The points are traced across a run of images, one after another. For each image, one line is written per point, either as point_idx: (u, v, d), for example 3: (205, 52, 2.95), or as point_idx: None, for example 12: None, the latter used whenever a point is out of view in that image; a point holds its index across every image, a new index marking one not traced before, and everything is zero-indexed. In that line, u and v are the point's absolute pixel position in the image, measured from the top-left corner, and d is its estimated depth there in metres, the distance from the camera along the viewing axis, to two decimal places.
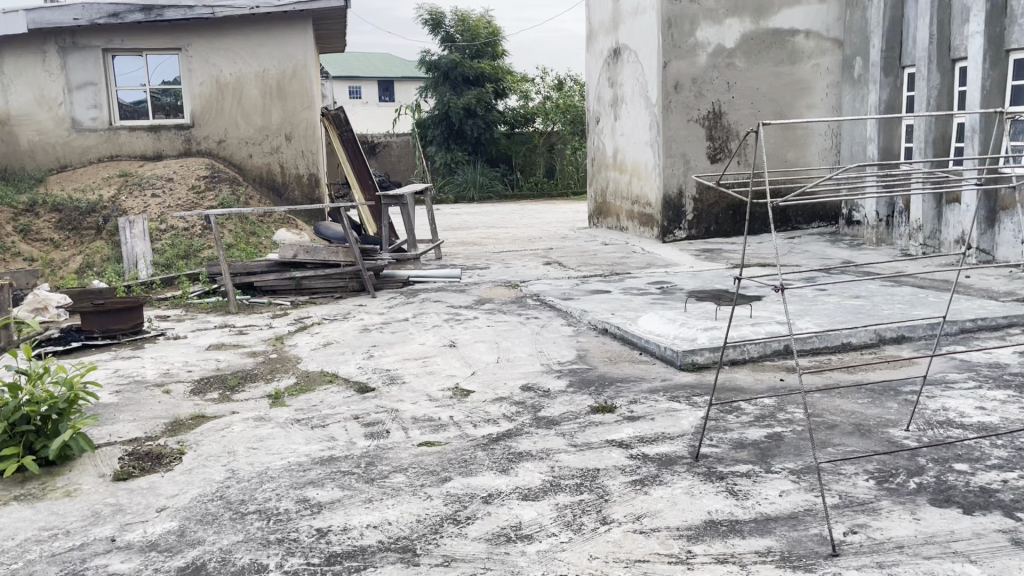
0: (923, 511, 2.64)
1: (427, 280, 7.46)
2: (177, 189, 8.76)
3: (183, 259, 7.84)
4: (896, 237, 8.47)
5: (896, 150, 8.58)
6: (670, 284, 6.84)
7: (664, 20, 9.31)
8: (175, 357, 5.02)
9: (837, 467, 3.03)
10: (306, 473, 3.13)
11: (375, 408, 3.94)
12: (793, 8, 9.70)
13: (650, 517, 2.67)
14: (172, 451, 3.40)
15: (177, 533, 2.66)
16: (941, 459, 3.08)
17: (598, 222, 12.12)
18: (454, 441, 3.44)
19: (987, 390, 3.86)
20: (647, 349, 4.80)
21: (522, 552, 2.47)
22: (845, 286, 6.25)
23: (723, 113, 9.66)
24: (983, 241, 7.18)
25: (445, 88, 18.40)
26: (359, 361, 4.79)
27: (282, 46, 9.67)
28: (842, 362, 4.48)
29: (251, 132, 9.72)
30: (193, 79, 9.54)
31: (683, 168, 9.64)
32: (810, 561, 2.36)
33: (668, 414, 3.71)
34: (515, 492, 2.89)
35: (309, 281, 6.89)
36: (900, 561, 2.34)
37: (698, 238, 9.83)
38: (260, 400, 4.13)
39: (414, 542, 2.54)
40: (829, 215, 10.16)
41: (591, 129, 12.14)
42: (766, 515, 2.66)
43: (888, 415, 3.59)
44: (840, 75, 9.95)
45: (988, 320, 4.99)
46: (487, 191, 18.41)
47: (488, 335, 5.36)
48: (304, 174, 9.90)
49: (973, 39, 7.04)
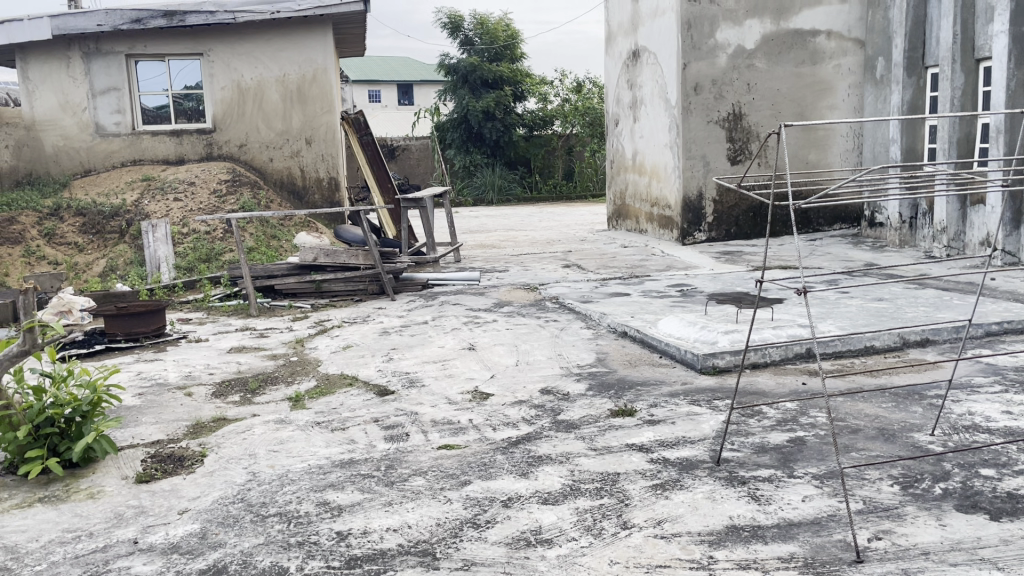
0: (949, 518, 2.60)
1: (446, 283, 7.46)
2: (198, 193, 8.83)
3: (205, 262, 7.90)
4: (919, 239, 8.35)
5: (919, 151, 8.48)
6: (691, 287, 6.78)
7: (684, 21, 9.28)
8: (197, 360, 5.06)
9: (861, 472, 3.00)
10: (326, 476, 3.14)
11: (395, 411, 3.94)
12: (814, 9, 9.62)
13: (672, 521, 2.65)
14: (194, 454, 3.42)
15: (198, 535, 2.67)
16: (968, 464, 3.03)
17: (617, 225, 12.06)
18: (473, 445, 3.44)
19: (1014, 395, 3.80)
20: (668, 353, 4.77)
21: (542, 556, 2.46)
22: (867, 289, 6.18)
23: (743, 114, 9.61)
24: (1009, 242, 7.08)
25: (464, 92, 18.44)
26: (378, 365, 4.79)
27: (302, 51, 9.74)
28: (865, 366, 4.43)
29: (272, 136, 9.78)
30: (214, 84, 9.62)
31: (702, 170, 9.58)
32: (834, 567, 2.33)
33: (689, 418, 3.69)
34: (535, 496, 2.88)
35: (329, 285, 6.92)
36: (926, 568, 2.31)
37: (718, 240, 9.77)
38: (281, 403, 4.15)
39: (434, 545, 2.54)
40: (850, 217, 10.08)
41: (610, 132, 12.11)
42: (788, 520, 2.63)
43: (912, 419, 3.54)
44: (861, 75, 9.86)
45: (1015, 323, 4.92)
46: (505, 195, 18.40)
47: (507, 338, 5.35)
48: (324, 177, 9.95)
49: (998, 38, 6.95)
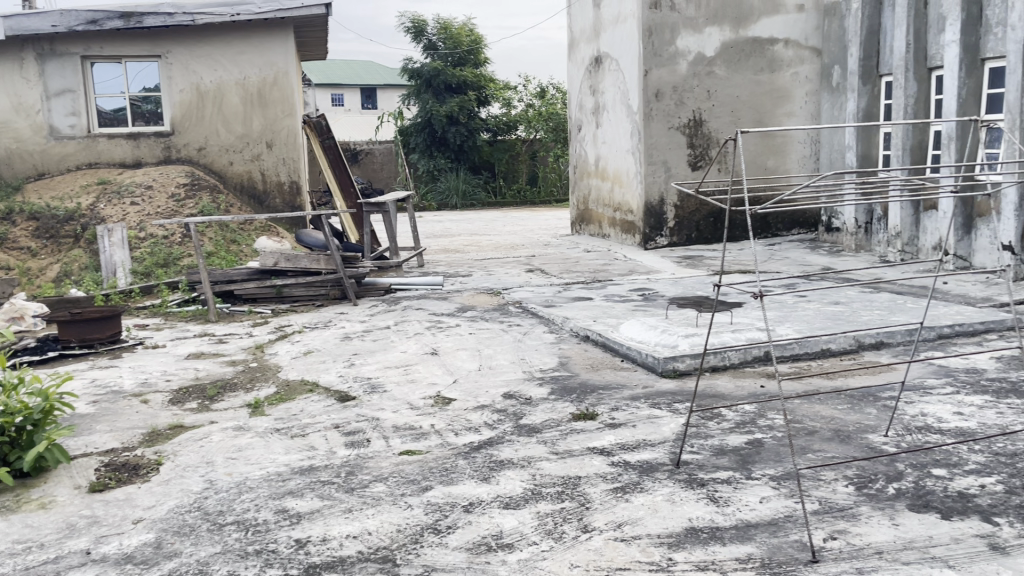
0: (902, 517, 2.66)
1: (409, 287, 7.44)
2: (156, 197, 8.70)
3: (162, 267, 7.76)
4: (874, 244, 8.51)
5: (874, 157, 8.65)
6: (652, 291, 6.84)
7: (645, 28, 9.38)
8: (154, 366, 4.97)
9: (818, 473, 3.05)
10: (285, 483, 3.10)
11: (356, 417, 3.92)
12: (772, 17, 9.77)
13: (631, 524, 2.67)
14: (149, 462, 3.37)
15: (153, 545, 2.62)
16: (920, 464, 3.10)
17: (580, 229, 12.12)
18: (435, 450, 3.43)
19: (965, 395, 3.90)
20: (629, 356, 4.81)
21: (503, 561, 2.46)
22: (825, 293, 6.28)
23: (703, 121, 9.71)
24: (961, 247, 7.25)
25: (427, 96, 18.39)
26: (340, 370, 4.76)
27: (264, 54, 9.64)
28: (821, 368, 4.51)
29: (232, 139, 9.67)
30: (173, 87, 9.50)
31: (664, 176, 9.69)
32: (790, 568, 2.37)
33: (649, 421, 3.72)
34: (496, 501, 2.88)
35: (290, 289, 6.82)
36: (879, 567, 2.35)
37: (679, 245, 9.86)
38: (240, 409, 4.10)
39: (394, 552, 2.52)
40: (808, 222, 10.23)
41: (573, 137, 12.16)
42: (746, 522, 2.67)
43: (867, 421, 3.61)
44: (818, 83, 10.02)
45: (966, 327, 5.03)
46: (469, 199, 18.41)
47: (470, 342, 5.35)
48: (285, 182, 9.84)
49: (949, 47, 7.09)
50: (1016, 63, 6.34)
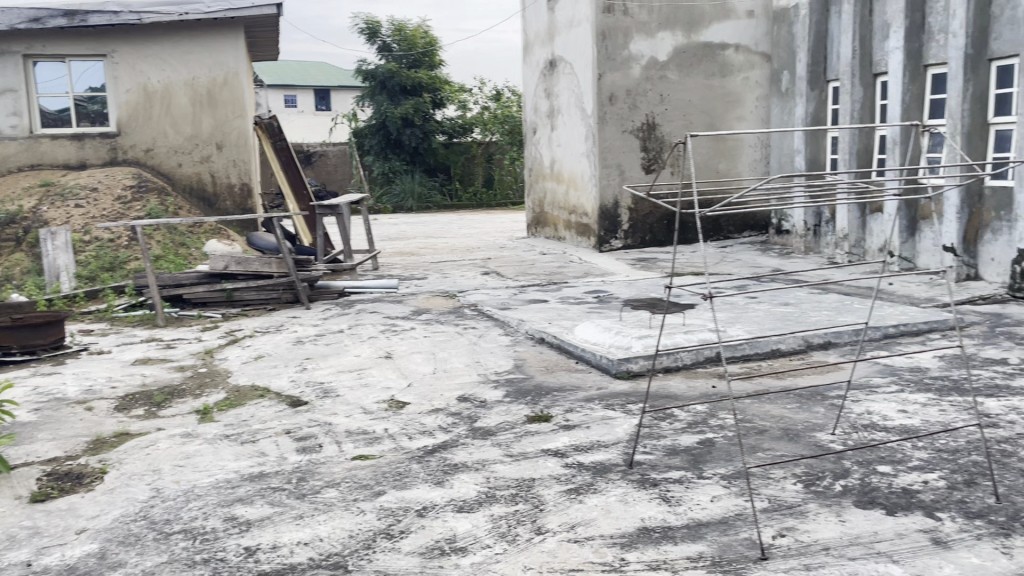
0: (848, 514, 2.71)
1: (362, 291, 7.38)
2: (101, 200, 8.51)
3: (108, 271, 7.59)
4: (823, 246, 8.69)
5: (822, 161, 8.84)
6: (607, 293, 6.89)
7: (599, 32, 9.46)
8: (99, 372, 4.86)
9: (766, 471, 3.10)
10: (234, 490, 3.05)
11: (308, 422, 3.87)
12: (723, 22, 9.91)
13: (585, 525, 2.68)
14: (93, 471, 3.29)
15: (97, 555, 2.56)
16: (866, 462, 3.16)
17: (536, 232, 12.16)
18: (388, 454, 3.40)
19: (909, 394, 3.99)
20: (584, 359, 4.82)
21: (456, 565, 2.45)
22: (775, 295, 6.39)
23: (656, 124, 9.81)
24: (905, 249, 7.43)
25: (382, 98, 18.25)
26: (291, 375, 4.69)
27: (214, 55, 9.49)
28: (771, 368, 4.59)
29: (181, 141, 9.50)
30: (119, 87, 9.29)
31: (618, 179, 9.77)
32: (740, 565, 2.40)
33: (603, 422, 3.74)
34: (450, 504, 2.87)
35: (241, 293, 6.72)
36: (826, 563, 2.40)
37: (633, 248, 9.95)
38: (188, 416, 4.02)
39: (346, 558, 2.50)
40: (759, 224, 10.39)
41: (528, 140, 12.20)
42: (697, 521, 2.70)
43: (815, 419, 3.68)
44: (767, 88, 10.17)
45: (910, 327, 5.15)
46: (425, 202, 18.36)
47: (425, 345, 5.32)
48: (236, 184, 9.69)
49: (894, 54, 7.28)
50: (957, 68, 6.50)
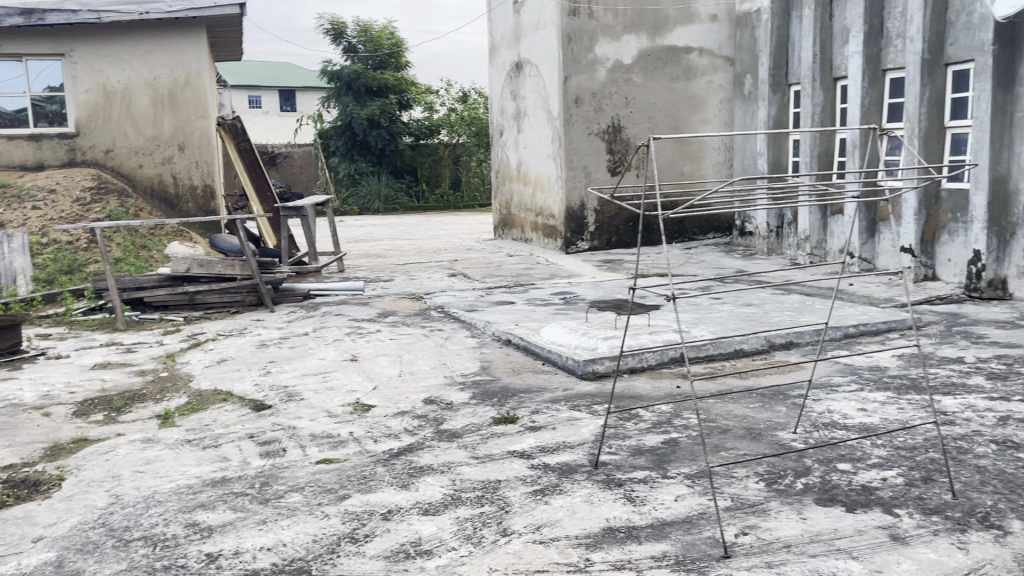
0: (809, 511, 2.75)
1: (328, 293, 7.33)
2: (59, 202, 8.35)
3: (67, 274, 7.44)
4: (786, 247, 8.81)
5: (784, 163, 8.95)
6: (573, 295, 6.91)
7: (564, 35, 9.51)
8: (57, 377, 4.76)
9: (729, 470, 3.14)
10: (196, 496, 3.01)
11: (272, 426, 3.83)
12: (687, 26, 10.01)
13: (550, 526, 2.69)
14: (50, 478, 3.22)
15: (54, 563, 2.51)
16: (826, 460, 3.21)
17: (503, 234, 12.17)
18: (353, 458, 3.38)
19: (869, 392, 4.06)
20: (550, 360, 4.84)
21: (421, 568, 2.44)
22: (738, 295, 6.47)
23: (622, 127, 9.88)
24: (865, 249, 7.55)
25: (348, 99, 18.11)
26: (255, 378, 4.64)
27: (175, 55, 9.37)
28: (734, 368, 4.64)
29: (141, 142, 9.35)
30: (78, 87, 9.13)
31: (584, 181, 9.81)
32: (703, 563, 2.42)
33: (569, 423, 3.76)
34: (415, 507, 2.86)
35: (203, 296, 6.63)
36: (787, 560, 2.43)
37: (599, 249, 10.00)
38: (149, 421, 3.96)
39: (310, 563, 2.48)
40: (723, 226, 10.50)
41: (495, 142, 12.20)
42: (662, 520, 2.72)
43: (777, 418, 3.72)
44: (730, 92, 10.29)
45: (869, 327, 5.24)
46: (391, 204, 18.31)
47: (391, 348, 5.29)
48: (198, 186, 9.56)
49: (853, 58, 7.42)
50: (914, 73, 6.65)
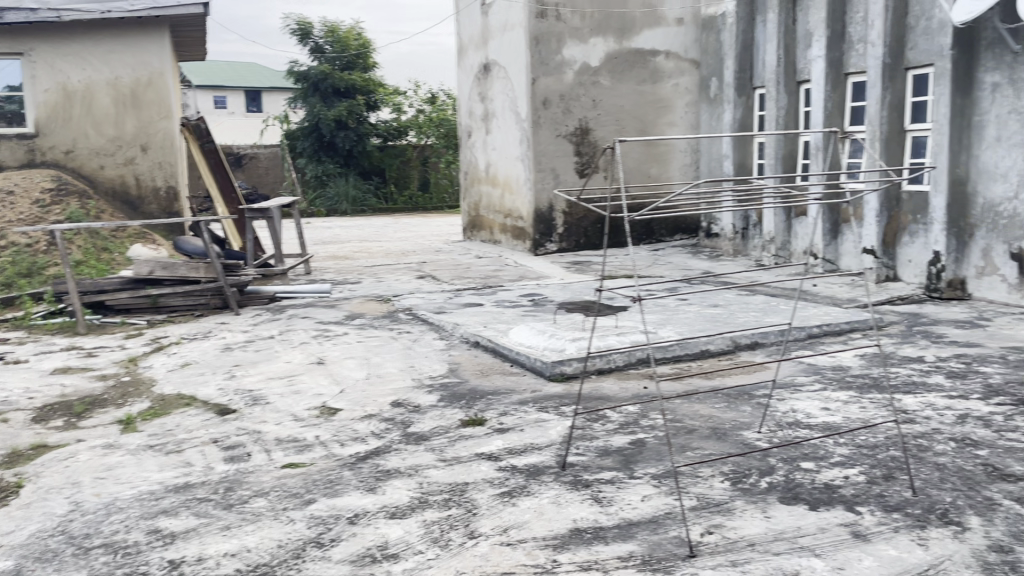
0: (773, 510, 2.78)
1: (294, 295, 7.26)
2: (18, 203, 8.18)
3: (25, 277, 7.28)
4: (751, 249, 8.90)
5: (750, 165, 9.05)
6: (542, 296, 6.93)
7: (532, 37, 9.53)
8: (15, 383, 4.66)
9: (695, 470, 3.16)
10: (158, 502, 2.97)
11: (236, 430, 3.79)
12: (654, 29, 10.07)
13: (517, 528, 2.69)
14: (7, 485, 3.16)
15: (11, 573, 2.46)
16: (790, 458, 3.25)
17: (472, 235, 12.16)
18: (319, 462, 3.35)
19: (832, 392, 4.12)
20: (518, 362, 4.84)
21: (387, 572, 2.43)
22: (704, 296, 6.53)
23: (589, 129, 9.92)
24: (829, 251, 7.66)
25: (315, 100, 17.98)
26: (219, 382, 4.59)
27: (138, 54, 9.23)
28: (701, 368, 4.68)
29: (103, 142, 9.20)
30: (37, 87, 8.97)
31: (552, 183, 9.84)
32: (669, 563, 2.44)
33: (537, 425, 3.76)
34: (381, 511, 2.84)
35: (167, 299, 6.54)
36: (752, 559, 2.45)
37: (568, 251, 10.02)
38: (110, 426, 3.90)
39: (274, 568, 2.46)
40: (690, 227, 10.58)
41: (463, 144, 12.19)
42: (628, 520, 2.73)
43: (742, 418, 3.76)
44: (697, 95, 10.37)
45: (833, 327, 5.32)
46: (359, 206, 18.23)
47: (358, 351, 5.26)
48: (161, 187, 9.43)
49: (817, 62, 7.52)
50: (876, 77, 6.78)
